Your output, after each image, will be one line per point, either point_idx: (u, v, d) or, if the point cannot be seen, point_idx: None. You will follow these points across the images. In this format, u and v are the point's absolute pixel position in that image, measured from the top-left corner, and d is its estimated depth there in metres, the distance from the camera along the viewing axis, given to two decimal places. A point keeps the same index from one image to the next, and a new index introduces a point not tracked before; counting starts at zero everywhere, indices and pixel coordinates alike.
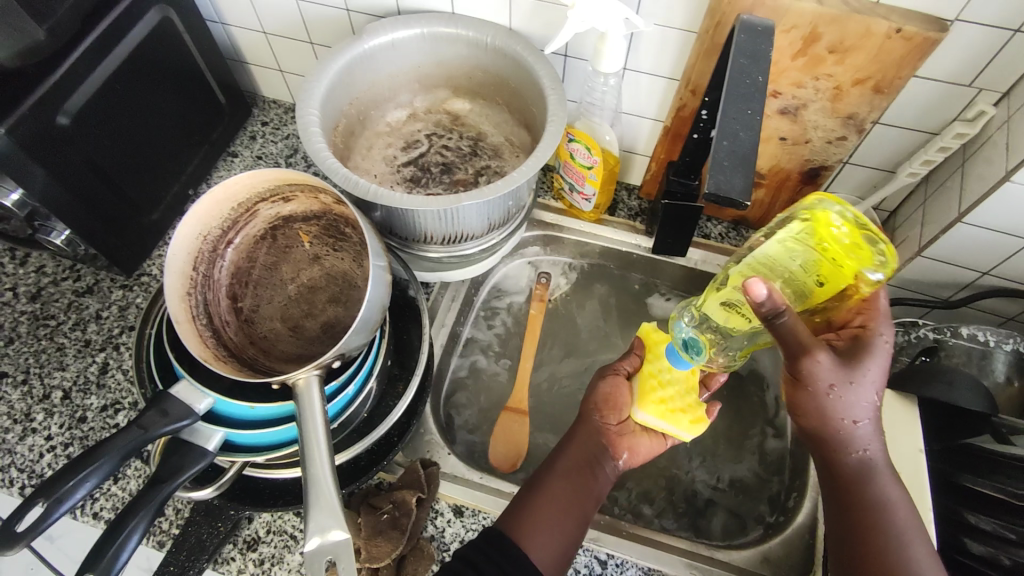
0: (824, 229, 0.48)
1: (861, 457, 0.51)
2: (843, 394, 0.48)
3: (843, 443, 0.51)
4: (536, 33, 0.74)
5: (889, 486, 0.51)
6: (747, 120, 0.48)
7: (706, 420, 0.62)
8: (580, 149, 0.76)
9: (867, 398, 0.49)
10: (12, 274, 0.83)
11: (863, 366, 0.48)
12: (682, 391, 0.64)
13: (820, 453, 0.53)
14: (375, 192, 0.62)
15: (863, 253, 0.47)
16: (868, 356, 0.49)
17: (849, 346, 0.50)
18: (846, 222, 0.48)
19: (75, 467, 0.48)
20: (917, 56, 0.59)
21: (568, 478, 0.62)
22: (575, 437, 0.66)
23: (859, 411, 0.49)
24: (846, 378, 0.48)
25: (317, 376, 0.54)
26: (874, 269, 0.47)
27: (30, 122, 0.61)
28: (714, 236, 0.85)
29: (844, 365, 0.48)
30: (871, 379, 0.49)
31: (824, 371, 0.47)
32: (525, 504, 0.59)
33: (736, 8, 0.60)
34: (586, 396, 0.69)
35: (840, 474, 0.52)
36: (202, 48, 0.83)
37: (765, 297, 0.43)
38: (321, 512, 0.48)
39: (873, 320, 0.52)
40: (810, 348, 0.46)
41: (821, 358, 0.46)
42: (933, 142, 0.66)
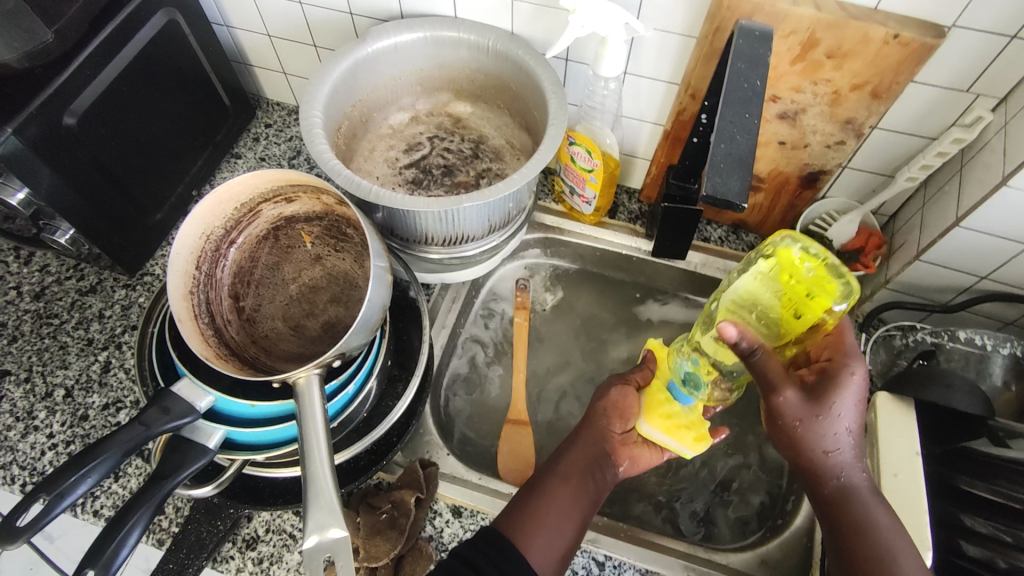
0: (793, 262, 0.54)
1: (839, 485, 0.52)
2: (811, 427, 0.50)
3: (819, 473, 0.52)
4: (538, 38, 0.74)
5: (879, 512, 0.51)
6: (745, 124, 0.49)
7: (709, 439, 0.64)
8: (580, 152, 0.76)
9: (838, 428, 0.51)
10: (16, 273, 0.83)
11: (830, 399, 0.50)
12: (688, 410, 0.65)
13: (805, 484, 0.54)
14: (377, 194, 0.62)
15: (829, 285, 0.52)
16: (837, 389, 0.51)
17: (817, 380, 0.52)
18: (809, 257, 0.54)
19: (77, 462, 0.48)
20: (914, 62, 0.59)
21: (569, 481, 0.61)
22: (578, 439, 0.66)
23: (830, 441, 0.51)
24: (812, 412, 0.50)
25: (317, 375, 0.55)
26: (840, 302, 0.52)
27: (37, 122, 0.61)
28: (713, 240, 0.85)
29: (810, 399, 0.50)
30: (841, 411, 0.50)
31: (790, 408, 0.50)
32: (526, 504, 0.59)
33: (736, 13, 0.60)
34: (591, 400, 0.69)
35: (827, 504, 0.53)
36: (206, 50, 0.83)
37: (737, 339, 0.48)
38: (320, 510, 0.49)
39: (839, 353, 0.53)
40: (777, 386, 0.49)
41: (789, 395, 0.49)
42: (931, 147, 0.67)
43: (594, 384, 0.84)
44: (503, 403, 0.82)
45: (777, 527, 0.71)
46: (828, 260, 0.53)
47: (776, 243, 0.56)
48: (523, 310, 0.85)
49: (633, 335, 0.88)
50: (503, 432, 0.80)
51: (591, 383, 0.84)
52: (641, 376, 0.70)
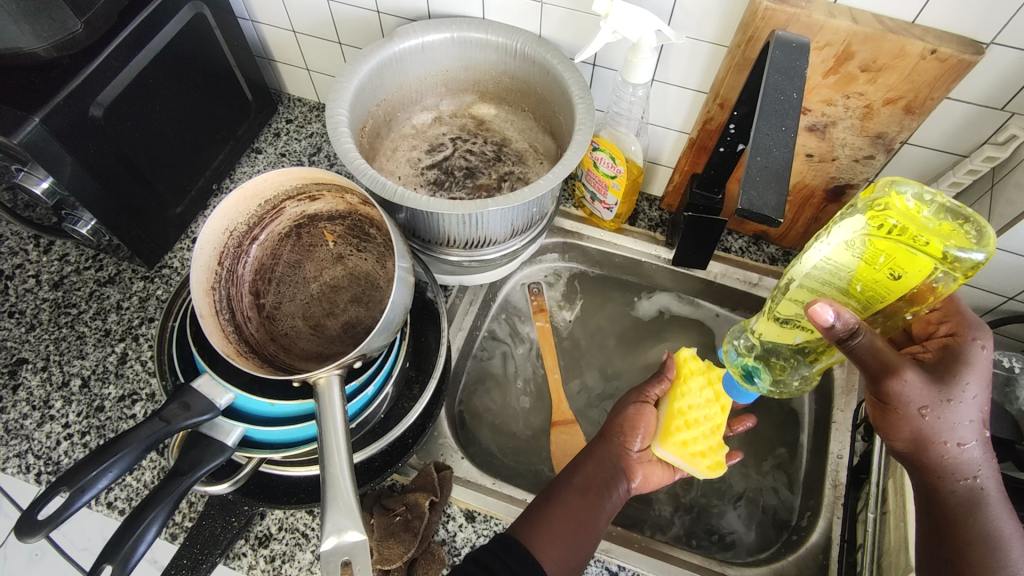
0: (908, 210, 0.47)
1: (971, 485, 0.49)
2: (941, 415, 0.48)
3: (946, 468, 0.49)
4: (565, 42, 0.74)
5: (1006, 520, 0.48)
6: (781, 137, 0.48)
7: (723, 467, 0.63)
8: (604, 157, 0.76)
9: (970, 417, 0.48)
10: (35, 261, 0.84)
11: (961, 383, 0.48)
12: (707, 433, 0.65)
13: (924, 480, 0.51)
14: (402, 195, 0.62)
15: (951, 232, 0.45)
16: (965, 371, 0.49)
17: (941, 358, 0.50)
18: (920, 205, 0.47)
19: (97, 457, 0.48)
20: (950, 79, 0.58)
21: (585, 494, 0.61)
22: (594, 453, 0.66)
23: (962, 432, 0.48)
24: (942, 398, 0.48)
25: (338, 376, 0.54)
26: (968, 251, 0.44)
27: (64, 113, 0.62)
28: (734, 250, 0.85)
29: (938, 383, 0.48)
30: (973, 396, 0.48)
31: (912, 391, 0.48)
32: (541, 515, 0.59)
33: (770, 24, 0.59)
34: (609, 417, 0.70)
35: (949, 504, 0.50)
36: (232, 44, 0.83)
37: (833, 322, 0.45)
38: (338, 513, 0.48)
39: (964, 330, 0.51)
40: (895, 366, 0.47)
41: (909, 375, 0.47)
42: (962, 164, 0.66)
43: (610, 392, 0.84)
44: (518, 408, 0.82)
45: (791, 543, 0.71)
46: (942, 205, 0.47)
47: (883, 190, 0.49)
48: (541, 313, 0.86)
49: (650, 343, 0.87)
50: (517, 437, 0.80)
51: (606, 391, 0.84)
52: (658, 390, 0.70)
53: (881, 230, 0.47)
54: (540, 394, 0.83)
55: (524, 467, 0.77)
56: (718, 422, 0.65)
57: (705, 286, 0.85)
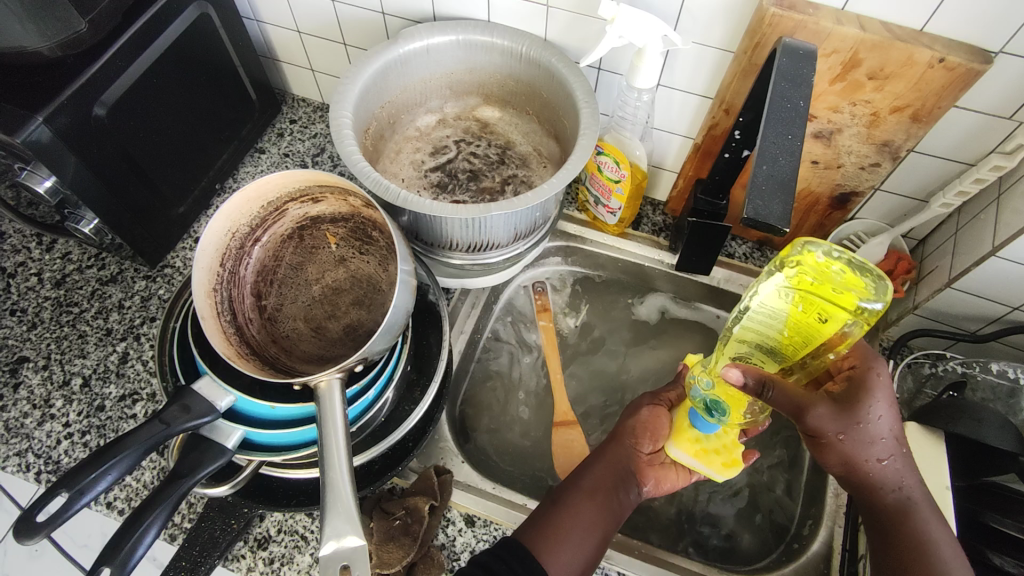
0: (818, 266, 0.50)
1: (898, 496, 0.52)
2: (854, 440, 0.50)
3: (874, 485, 0.52)
4: (571, 46, 0.74)
5: (935, 525, 0.51)
6: (787, 145, 0.48)
7: (740, 464, 0.62)
8: (609, 162, 0.75)
9: (882, 437, 0.50)
10: (37, 259, 0.84)
11: (865, 407, 0.50)
12: (720, 433, 0.64)
13: (857, 497, 0.53)
14: (405, 198, 0.62)
15: (858, 287, 0.49)
16: (866, 395, 0.50)
17: (846, 386, 0.52)
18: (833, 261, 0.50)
19: (96, 459, 0.48)
20: (958, 87, 0.58)
21: (594, 497, 0.61)
22: (604, 456, 0.65)
23: (877, 451, 0.50)
24: (851, 424, 0.50)
25: (339, 380, 0.54)
26: (870, 302, 0.49)
27: (67, 112, 0.61)
28: (738, 256, 0.84)
29: (845, 410, 0.50)
30: (881, 416, 0.50)
31: (825, 422, 0.50)
32: (548, 518, 0.59)
33: (777, 30, 0.59)
34: (621, 419, 0.69)
35: (883, 517, 0.52)
36: (236, 44, 0.83)
37: (742, 379, 0.50)
38: (337, 517, 0.48)
39: (858, 357, 0.52)
40: (803, 406, 0.50)
41: (817, 411, 0.50)
42: (969, 173, 0.65)
43: (611, 397, 0.84)
44: (519, 412, 0.82)
45: (792, 551, 0.71)
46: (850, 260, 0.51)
47: (800, 248, 0.52)
48: (545, 313, 0.86)
49: (652, 348, 0.87)
50: (517, 441, 0.80)
51: (608, 395, 0.84)
52: (674, 395, 0.70)
53: (798, 287, 0.50)
54: (541, 398, 0.83)
55: (525, 471, 0.77)
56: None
57: (709, 291, 0.85)
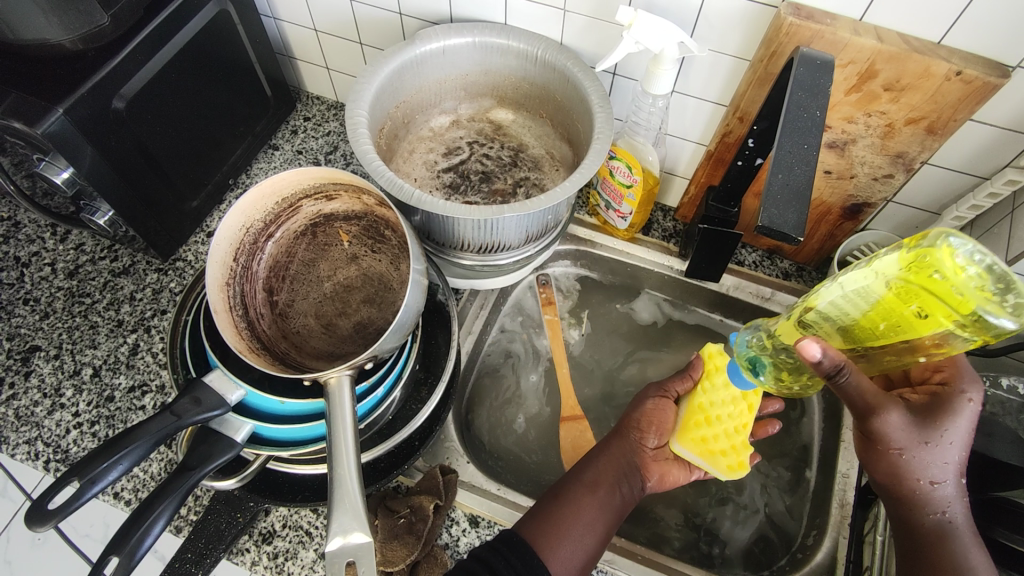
0: (949, 271, 0.41)
1: (939, 518, 0.51)
2: (918, 455, 0.50)
3: (915, 501, 0.51)
4: (587, 50, 0.74)
5: (973, 552, 0.49)
6: (803, 154, 0.48)
7: (747, 468, 0.61)
8: (620, 166, 0.76)
9: (947, 458, 0.50)
10: (51, 249, 0.84)
11: (943, 427, 0.50)
12: (731, 431, 0.63)
13: (895, 509, 0.53)
14: (419, 198, 0.62)
15: (979, 300, 0.41)
16: (950, 416, 0.50)
17: (927, 404, 0.51)
18: (972, 267, 0.41)
19: (108, 449, 0.48)
20: (974, 100, 0.58)
21: (595, 492, 0.61)
22: (607, 450, 0.66)
23: (936, 471, 0.50)
24: (922, 439, 0.49)
25: (348, 377, 0.54)
26: (993, 317, 0.40)
27: (87, 104, 0.62)
28: (747, 264, 0.85)
29: (922, 425, 0.50)
30: (956, 441, 0.50)
31: (896, 431, 0.49)
32: (550, 513, 0.59)
33: (795, 39, 0.59)
34: (627, 411, 0.70)
35: (917, 533, 0.51)
36: (253, 40, 0.84)
37: (821, 359, 0.45)
38: (344, 514, 0.48)
39: (958, 378, 0.52)
40: (875, 407, 0.48)
41: (893, 417, 0.49)
42: (984, 186, 0.65)
43: (618, 402, 0.84)
44: (525, 414, 0.82)
45: (796, 561, 0.70)
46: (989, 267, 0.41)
47: (927, 239, 0.43)
48: (550, 307, 0.87)
49: (659, 354, 0.87)
50: (523, 443, 0.80)
51: (614, 399, 0.84)
52: (681, 386, 0.70)
53: (912, 279, 0.43)
54: (547, 401, 0.83)
55: (529, 473, 0.77)
56: (744, 420, 0.63)
57: (717, 298, 0.85)
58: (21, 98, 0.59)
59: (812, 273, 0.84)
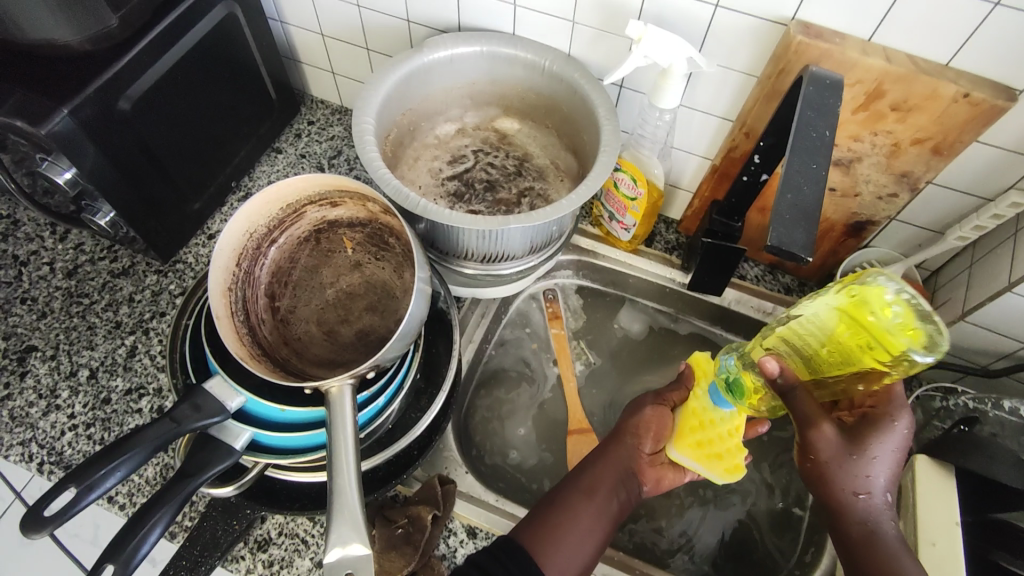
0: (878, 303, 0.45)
1: (864, 528, 0.51)
2: (844, 467, 0.50)
3: (844, 514, 0.51)
4: (595, 63, 0.74)
5: (905, 563, 0.49)
6: (812, 174, 0.48)
7: (743, 470, 0.60)
8: (625, 179, 0.76)
9: (871, 472, 0.50)
10: (50, 248, 0.84)
11: (869, 443, 0.50)
12: (725, 435, 0.61)
13: (829, 519, 0.52)
14: (424, 207, 0.61)
15: (908, 334, 0.43)
16: (875, 434, 0.50)
17: (858, 422, 0.52)
18: (896, 303, 0.44)
19: (107, 455, 0.48)
20: (981, 123, 0.58)
21: (592, 498, 0.61)
22: (606, 454, 0.65)
23: (860, 482, 0.50)
24: (847, 452, 0.50)
25: (350, 386, 0.54)
26: (919, 353, 0.43)
27: (92, 106, 0.62)
28: (750, 278, 0.84)
29: (850, 439, 0.50)
30: (882, 457, 0.50)
31: (825, 444, 0.49)
32: (547, 519, 0.59)
33: (804, 58, 0.59)
34: (624, 417, 0.69)
35: (848, 542, 0.51)
36: (260, 44, 0.84)
37: (778, 375, 0.48)
38: (343, 525, 0.47)
39: (885, 400, 0.52)
40: (811, 419, 0.48)
41: (825, 429, 0.49)
42: (987, 208, 0.65)
43: (618, 413, 0.83)
44: (526, 424, 0.81)
45: None
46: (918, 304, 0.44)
47: (865, 278, 0.47)
48: (557, 320, 0.87)
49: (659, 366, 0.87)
50: (522, 453, 0.79)
51: (614, 412, 0.84)
52: (677, 395, 0.68)
53: (848, 312, 0.46)
54: (547, 412, 0.82)
55: (529, 484, 0.77)
56: (737, 423, 0.60)
57: (719, 312, 0.85)
58: (26, 98, 0.59)
59: (814, 288, 0.83)
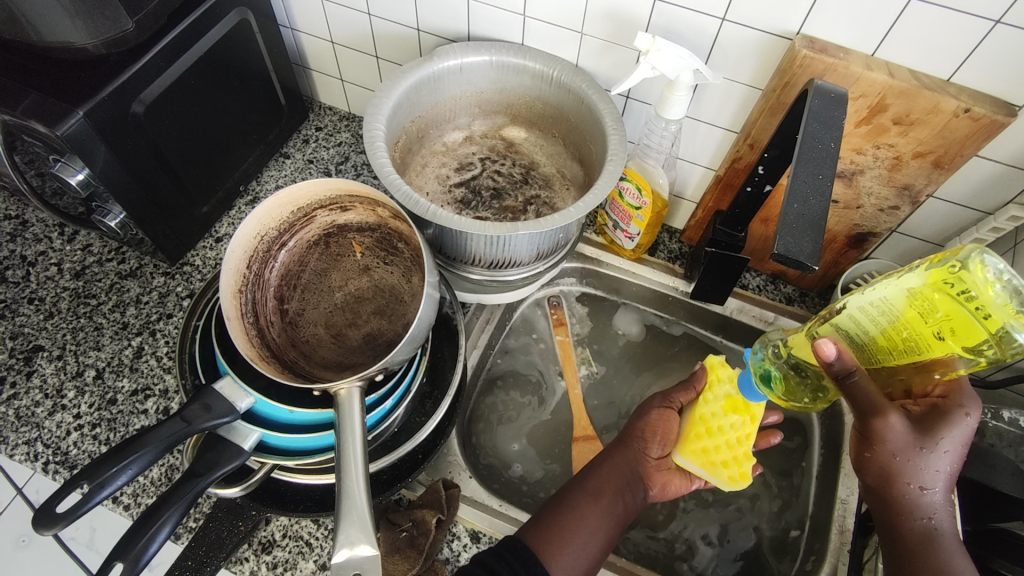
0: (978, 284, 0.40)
1: (927, 525, 0.49)
2: (911, 459, 0.48)
3: (906, 510, 0.50)
4: (602, 74, 0.75)
5: (959, 558, 0.49)
6: (818, 184, 0.49)
7: (750, 479, 0.59)
8: (630, 187, 0.77)
9: (939, 467, 0.48)
10: (58, 249, 0.84)
11: (941, 435, 0.47)
12: (734, 442, 0.60)
13: (884, 514, 0.51)
14: (434, 213, 0.62)
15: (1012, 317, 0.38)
16: (947, 426, 0.48)
17: (925, 414, 0.49)
18: (998, 284, 0.39)
19: (118, 454, 0.48)
20: (981, 137, 0.59)
21: (597, 500, 0.61)
22: (612, 457, 0.65)
23: (928, 477, 0.48)
24: (915, 445, 0.48)
25: (358, 389, 0.54)
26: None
27: (108, 108, 0.63)
28: (752, 288, 0.85)
29: (918, 431, 0.48)
30: (950, 450, 0.48)
31: (893, 434, 0.47)
32: (552, 520, 0.59)
33: (809, 71, 0.61)
34: (630, 420, 0.69)
35: (906, 540, 0.50)
36: (271, 50, 0.85)
37: (834, 359, 0.45)
38: (351, 526, 0.48)
39: (955, 392, 0.49)
40: (881, 408, 0.47)
41: (893, 419, 0.47)
42: (986, 221, 0.67)
43: (621, 421, 0.84)
44: (530, 430, 0.81)
45: None
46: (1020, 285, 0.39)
47: (955, 252, 0.42)
48: (561, 328, 0.87)
49: (663, 373, 0.87)
50: (526, 459, 0.79)
51: (616, 419, 0.84)
52: (686, 397, 0.68)
53: (933, 293, 0.42)
54: (550, 419, 0.82)
55: (531, 490, 0.77)
56: (748, 432, 0.60)
57: (720, 321, 0.86)
58: (43, 99, 0.60)
59: (814, 299, 0.85)
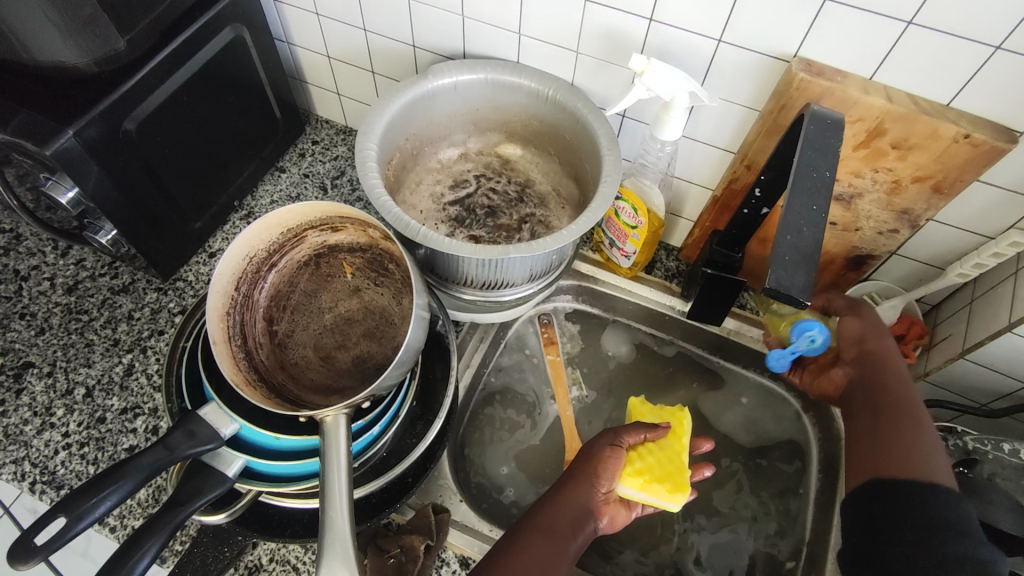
0: None
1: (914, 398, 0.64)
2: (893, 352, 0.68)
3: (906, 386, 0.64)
4: (598, 93, 0.74)
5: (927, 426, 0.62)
6: (813, 215, 0.48)
7: (686, 492, 0.62)
8: (625, 208, 0.76)
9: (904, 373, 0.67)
10: (52, 264, 0.84)
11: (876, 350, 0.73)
12: (665, 461, 0.64)
13: (897, 391, 0.64)
14: (425, 235, 0.61)
15: None
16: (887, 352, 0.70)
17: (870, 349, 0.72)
18: None
19: (95, 486, 0.47)
20: (981, 163, 0.58)
21: (544, 538, 0.58)
22: (561, 490, 0.61)
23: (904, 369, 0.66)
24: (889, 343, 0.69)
25: (345, 415, 0.54)
26: None
27: (98, 127, 0.62)
28: (750, 308, 0.84)
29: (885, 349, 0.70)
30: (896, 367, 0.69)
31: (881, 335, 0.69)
32: (497, 559, 0.56)
33: (806, 95, 0.60)
34: (580, 453, 0.65)
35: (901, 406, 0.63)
36: (267, 64, 0.84)
37: None
38: (334, 559, 0.47)
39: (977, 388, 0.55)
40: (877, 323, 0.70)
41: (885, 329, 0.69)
42: (988, 246, 0.65)
43: None
44: (524, 450, 0.80)
45: None
46: None
47: None
48: (552, 347, 0.86)
49: (659, 394, 0.86)
50: (519, 480, 0.79)
51: None
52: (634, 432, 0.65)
53: None
54: (544, 439, 0.81)
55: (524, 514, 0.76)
56: (677, 452, 0.65)
57: (718, 341, 0.85)
58: (32, 118, 0.60)
59: None
